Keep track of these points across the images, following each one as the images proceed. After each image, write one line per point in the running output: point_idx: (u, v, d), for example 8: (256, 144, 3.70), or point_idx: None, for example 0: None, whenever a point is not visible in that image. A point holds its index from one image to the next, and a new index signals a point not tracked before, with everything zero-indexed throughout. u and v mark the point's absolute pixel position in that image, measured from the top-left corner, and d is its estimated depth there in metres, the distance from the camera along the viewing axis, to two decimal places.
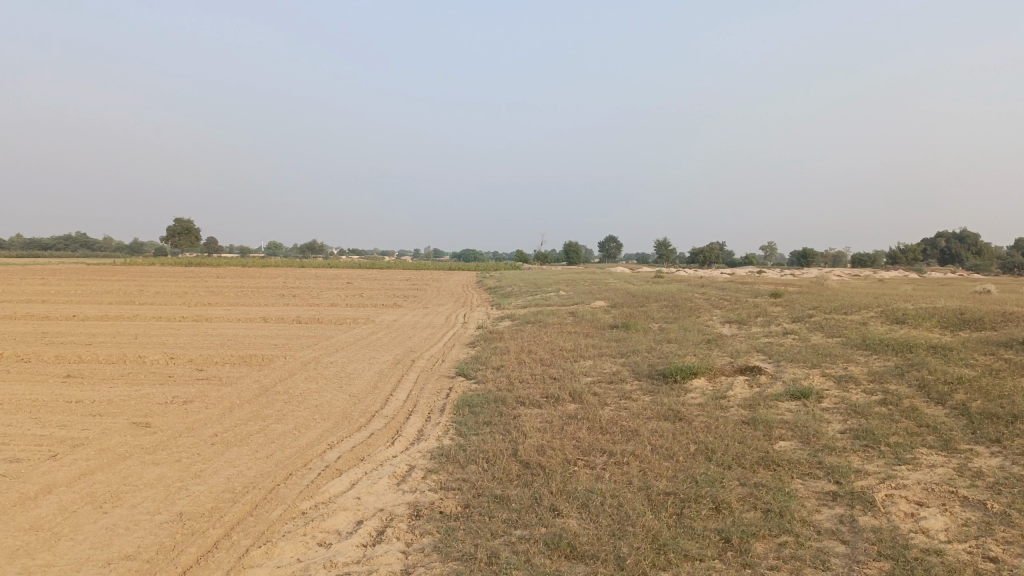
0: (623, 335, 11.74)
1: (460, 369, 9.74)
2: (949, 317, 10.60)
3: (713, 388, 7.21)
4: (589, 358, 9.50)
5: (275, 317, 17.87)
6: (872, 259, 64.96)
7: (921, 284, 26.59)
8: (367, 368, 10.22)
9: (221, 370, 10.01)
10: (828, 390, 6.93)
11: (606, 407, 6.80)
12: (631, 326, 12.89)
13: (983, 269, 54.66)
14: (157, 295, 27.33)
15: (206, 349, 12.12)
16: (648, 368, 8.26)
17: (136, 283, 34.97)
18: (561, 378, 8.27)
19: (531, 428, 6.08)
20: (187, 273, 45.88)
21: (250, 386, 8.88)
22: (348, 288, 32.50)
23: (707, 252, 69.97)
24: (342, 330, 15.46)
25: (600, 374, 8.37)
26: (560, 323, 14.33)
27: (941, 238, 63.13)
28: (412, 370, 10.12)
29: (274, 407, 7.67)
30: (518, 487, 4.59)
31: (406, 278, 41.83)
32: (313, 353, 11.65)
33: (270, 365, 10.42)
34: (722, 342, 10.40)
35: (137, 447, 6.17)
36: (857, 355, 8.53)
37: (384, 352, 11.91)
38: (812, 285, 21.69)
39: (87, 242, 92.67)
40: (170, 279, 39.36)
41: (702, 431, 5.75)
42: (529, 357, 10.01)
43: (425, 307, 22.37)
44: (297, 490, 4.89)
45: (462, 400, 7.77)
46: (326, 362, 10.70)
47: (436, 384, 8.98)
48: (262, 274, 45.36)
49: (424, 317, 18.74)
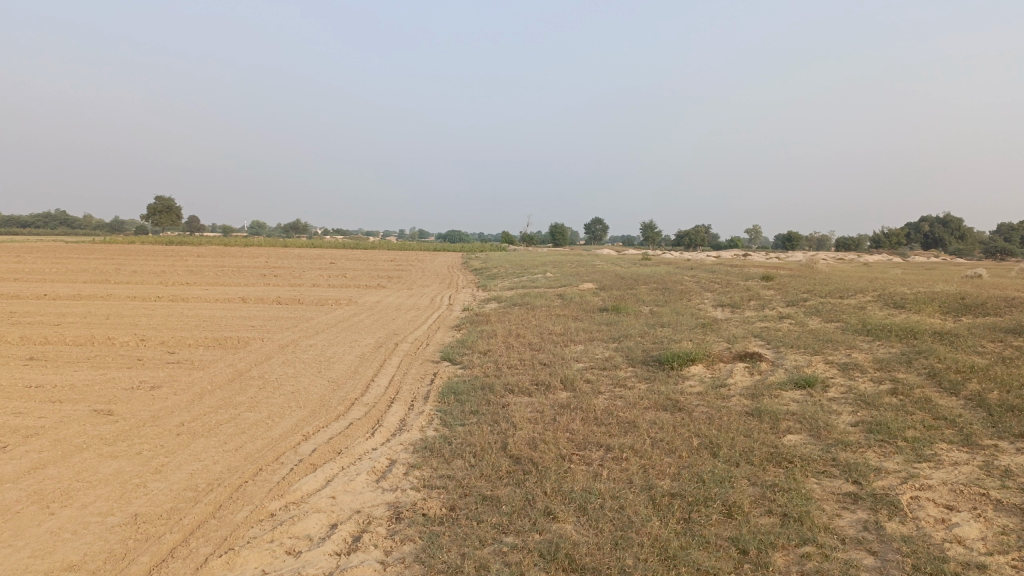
0: (614, 318, 11.37)
1: (445, 353, 9.33)
2: (949, 302, 10.30)
3: (713, 376, 6.83)
4: (580, 343, 9.11)
5: (255, 298, 17.34)
6: (855, 243, 65.13)
7: (906, 269, 26.49)
8: (348, 352, 9.78)
9: (194, 354, 9.53)
10: (833, 379, 6.58)
11: (600, 396, 6.42)
12: (622, 309, 12.50)
13: (966, 254, 54.95)
14: (135, 274, 26.63)
15: (179, 330, 11.61)
16: (642, 354, 7.88)
17: (114, 262, 34.24)
18: (552, 363, 7.87)
19: (521, 419, 5.68)
20: (168, 251, 44.99)
21: (223, 371, 8.42)
22: (332, 268, 31.98)
23: (692, 234, 69.85)
24: (324, 311, 14.98)
25: (592, 359, 7.99)
26: (548, 306, 13.91)
27: (925, 222, 63.30)
28: (394, 355, 9.68)
29: (247, 394, 7.23)
30: (509, 487, 4.19)
31: (390, 258, 41.42)
32: (291, 336, 11.18)
33: (246, 348, 9.95)
34: (717, 326, 10.04)
35: (96, 438, 5.71)
36: (859, 341, 8.19)
37: (366, 335, 11.46)
38: (802, 268, 21.45)
39: (66, 220, 91.12)
40: (150, 258, 38.56)
41: (705, 424, 5.37)
42: (518, 340, 9.61)
43: (410, 288, 21.91)
44: (265, 489, 4.47)
45: (447, 386, 7.36)
46: (305, 345, 10.24)
47: (419, 369, 8.56)
48: (244, 253, 44.56)
49: (407, 299, 18.28)
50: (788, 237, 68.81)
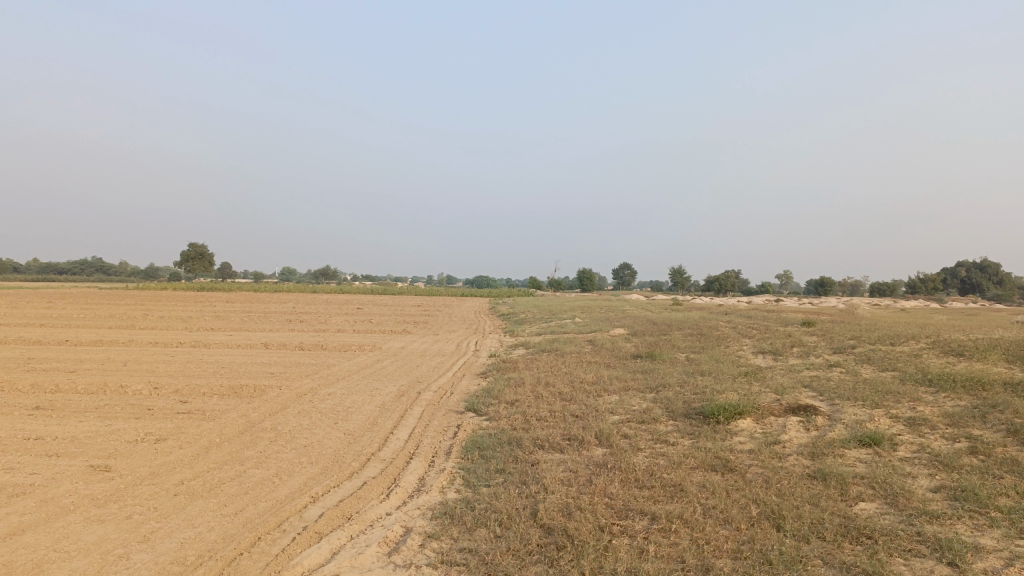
0: (649, 366, 10.73)
1: (470, 403, 8.76)
2: (1013, 350, 9.52)
3: (764, 432, 6.18)
4: (614, 393, 8.49)
5: (277, 344, 16.95)
6: (890, 288, 63.67)
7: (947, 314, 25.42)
8: (368, 401, 9.25)
9: (206, 403, 9.06)
10: (901, 436, 5.90)
11: (639, 453, 5.80)
12: (657, 356, 11.84)
13: (1006, 299, 53.39)
14: (162, 319, 26.51)
15: (196, 378, 11.17)
16: (683, 405, 7.25)
17: (142, 307, 34.36)
18: (585, 416, 7.27)
19: (553, 480, 5.08)
20: (199, 298, 45.17)
21: (234, 422, 7.92)
22: (359, 313, 31.65)
23: (721, 280, 68.84)
24: (346, 357, 14.49)
25: (628, 411, 7.38)
26: (579, 352, 13.30)
27: (962, 268, 61.73)
28: (416, 404, 9.13)
29: (257, 447, 6.72)
30: (540, 566, 3.60)
31: (416, 303, 41.17)
32: (310, 384, 10.68)
33: (262, 397, 9.47)
34: (761, 375, 9.36)
35: (87, 497, 5.22)
36: (922, 393, 7.48)
37: (388, 383, 10.92)
38: (841, 313, 20.60)
39: (101, 267, 92.66)
40: (179, 303, 38.67)
41: (761, 488, 4.74)
42: (547, 390, 9.01)
43: (435, 334, 21.45)
44: (261, 563, 3.91)
45: (471, 440, 6.78)
46: (323, 394, 9.73)
47: (442, 421, 7.99)
48: (274, 298, 44.61)
49: (433, 345, 17.76)
50: (820, 283, 67.54)
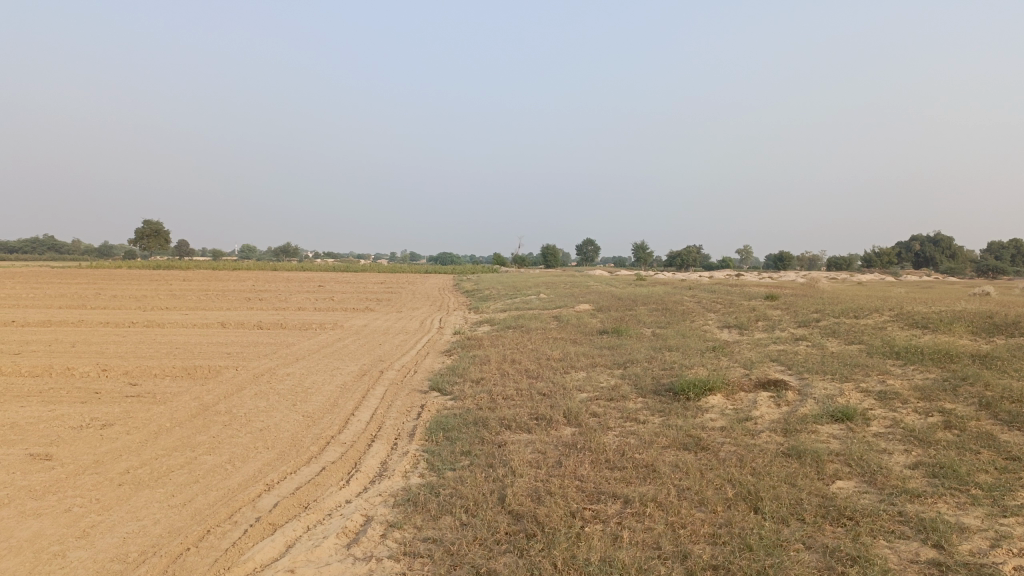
0: (616, 342, 10.58)
1: (433, 382, 8.52)
2: (977, 322, 9.54)
3: (735, 408, 6.05)
4: (582, 370, 8.32)
5: (235, 322, 16.48)
6: (847, 262, 64.73)
7: (903, 287, 25.79)
8: (328, 381, 8.95)
9: (157, 386, 8.68)
10: (873, 410, 5.81)
11: (609, 433, 5.62)
12: (624, 331, 11.70)
13: (958, 272, 54.61)
14: (115, 298, 25.71)
15: (147, 359, 10.74)
16: (652, 382, 7.10)
17: (95, 286, 33.37)
18: (552, 393, 7.08)
19: (521, 462, 4.88)
20: (154, 277, 43.98)
21: (186, 406, 7.58)
22: (321, 291, 31.14)
23: (684, 255, 69.31)
24: (306, 336, 14.12)
25: (596, 388, 7.20)
26: (544, 329, 13.11)
27: (917, 242, 62.97)
28: (378, 384, 8.85)
29: (209, 432, 6.40)
30: (510, 557, 3.39)
31: (379, 280, 40.66)
32: (268, 364, 10.33)
33: (217, 378, 9.12)
34: (729, 349, 9.26)
35: (23, 489, 4.88)
36: (891, 366, 7.42)
37: (349, 362, 10.61)
38: (803, 287, 20.76)
39: (52, 245, 89.90)
40: (134, 282, 37.60)
41: (736, 467, 4.58)
42: (513, 367, 8.80)
43: (399, 311, 21.11)
44: (210, 560, 3.64)
45: (435, 421, 6.54)
46: (282, 375, 9.40)
47: (405, 401, 7.74)
48: (233, 277, 43.66)
49: (396, 322, 17.44)
50: (780, 258, 68.36)
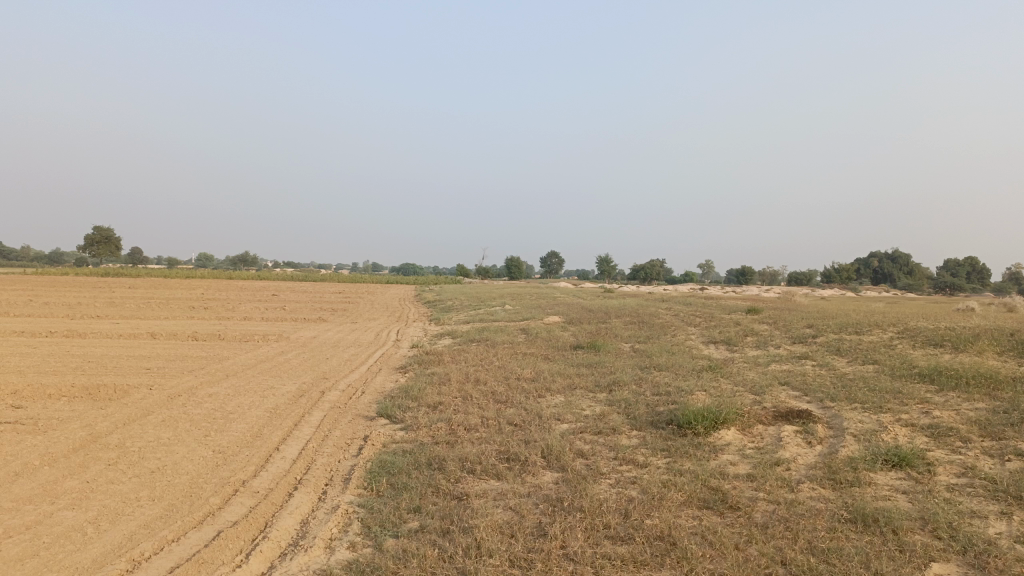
0: (593, 359, 9.32)
1: (382, 406, 7.13)
2: (1000, 340, 8.48)
3: (759, 449, 4.79)
4: (558, 393, 7.02)
5: (168, 333, 14.81)
6: (808, 278, 64.66)
7: (870, 302, 24.99)
8: (257, 404, 7.53)
9: (44, 409, 7.14)
10: (933, 453, 4.60)
11: (604, 481, 4.32)
12: (601, 347, 10.43)
13: (917, 289, 54.63)
14: (44, 305, 23.67)
15: (47, 376, 9.13)
16: (646, 411, 5.83)
17: (30, 292, 31.34)
18: (526, 424, 5.76)
19: (490, 530, 3.55)
20: (100, 283, 41.63)
21: (68, 437, 6.09)
22: (274, 300, 29.50)
23: (648, 270, 68.66)
24: (245, 349, 12.59)
25: (579, 418, 5.90)
26: (512, 343, 11.76)
27: (876, 258, 63.14)
28: (316, 409, 7.43)
29: (84, 476, 4.95)
30: None
31: (335, 290, 39.02)
32: (189, 383, 8.82)
33: (124, 400, 7.63)
34: (725, 369, 8.04)
35: None
36: (926, 393, 6.26)
37: (287, 381, 9.14)
38: (780, 301, 19.72)
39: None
40: (75, 289, 35.21)
41: (789, 542, 3.31)
42: (477, 388, 7.47)
43: (353, 322, 19.62)
44: None
45: (379, 461, 5.17)
46: (202, 396, 7.92)
47: (345, 431, 6.36)
48: (184, 285, 41.48)
49: (349, 335, 15.95)
50: (742, 272, 68.13)
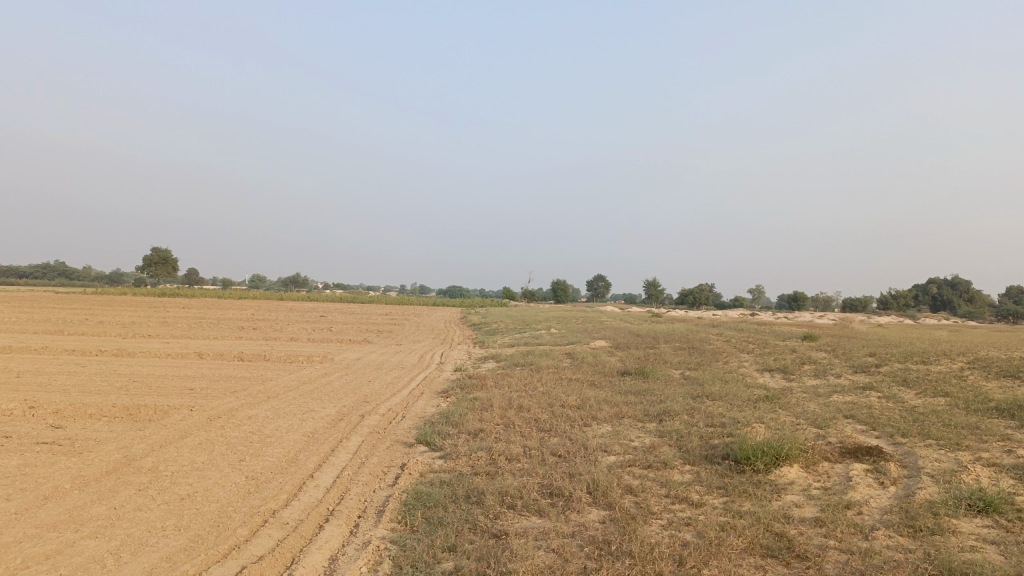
0: (642, 386, 8.95)
1: (422, 432, 6.89)
2: None
3: (825, 490, 4.40)
4: (605, 422, 6.68)
5: (214, 353, 14.86)
6: (863, 304, 62.81)
7: (930, 329, 23.96)
8: (295, 428, 7.35)
9: (83, 430, 7.07)
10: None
11: (655, 522, 3.98)
12: (649, 374, 10.04)
13: (978, 316, 52.59)
14: (99, 324, 24.16)
15: (91, 395, 9.13)
16: (700, 444, 5.46)
17: (86, 312, 32.11)
18: (571, 455, 5.45)
19: None
20: (154, 303, 42.57)
21: (103, 460, 5.97)
22: (321, 321, 29.67)
23: (696, 294, 67.59)
24: (288, 371, 12.51)
25: (628, 449, 5.56)
26: (557, 368, 11.44)
27: (935, 284, 61.08)
28: (354, 434, 7.21)
29: (112, 502, 4.80)
30: None
31: (382, 312, 39.19)
32: (229, 404, 8.71)
33: (162, 422, 7.53)
34: (783, 399, 7.60)
35: None
36: (1007, 429, 5.76)
37: (327, 404, 8.97)
38: (836, 327, 19.01)
39: (60, 270, 88.89)
40: (130, 309, 36.00)
41: None
42: (521, 415, 7.18)
43: (398, 344, 19.49)
44: None
45: (415, 492, 4.92)
46: (240, 418, 7.79)
47: (383, 458, 6.13)
48: (234, 305, 42.12)
49: (393, 357, 15.82)
50: (794, 298, 66.60)
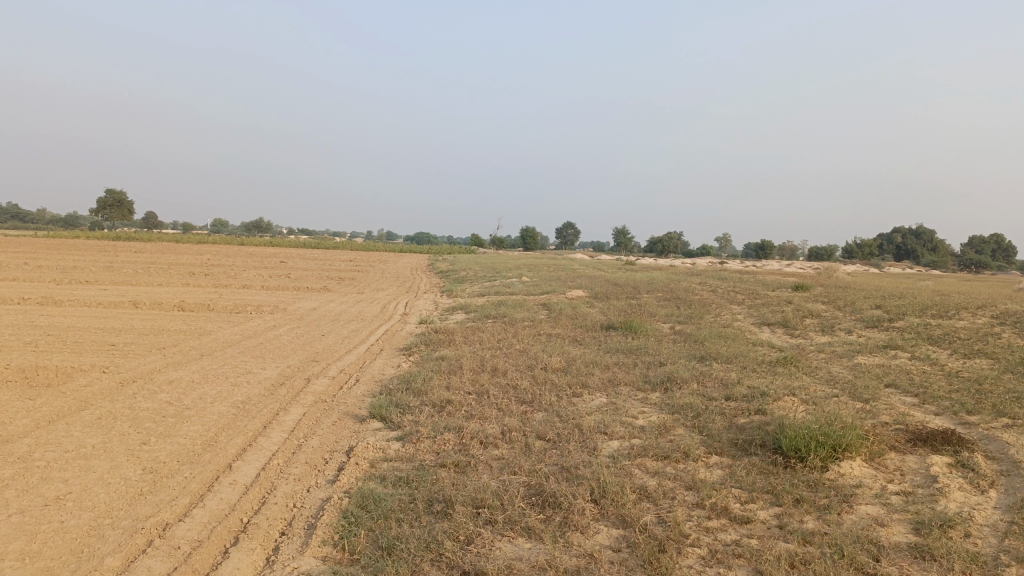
0: (633, 343, 7.82)
1: (377, 403, 5.66)
2: None
3: (910, 500, 3.29)
4: (598, 393, 5.51)
5: (152, 303, 13.38)
6: (830, 254, 62.61)
7: (903, 278, 23.28)
8: (225, 397, 6.08)
9: None
10: None
11: (694, 555, 2.83)
12: (638, 328, 8.93)
13: (941, 267, 52.70)
14: (35, 269, 22.30)
15: None
16: (724, 426, 4.33)
17: (26, 255, 30.09)
18: (563, 441, 4.28)
19: None
20: (103, 246, 40.43)
21: None
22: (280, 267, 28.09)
23: (665, 242, 66.92)
24: (233, 323, 11.15)
25: (634, 431, 4.41)
26: (533, 321, 10.29)
27: (899, 234, 61.09)
28: (295, 404, 5.97)
29: None
30: None
31: (345, 258, 37.75)
32: (151, 366, 7.37)
33: (62, 389, 6.20)
34: (799, 361, 6.53)
35: None
36: None
37: (268, 364, 7.69)
38: (821, 277, 18.13)
39: (10, 212, 84.89)
40: (76, 252, 33.83)
41: None
42: (496, 381, 5.99)
43: (359, 293, 18.19)
44: None
45: (362, 494, 3.71)
46: (159, 384, 6.48)
47: (327, 438, 4.91)
48: (188, 250, 40.16)
49: (352, 307, 14.51)
50: (762, 247, 66.33)
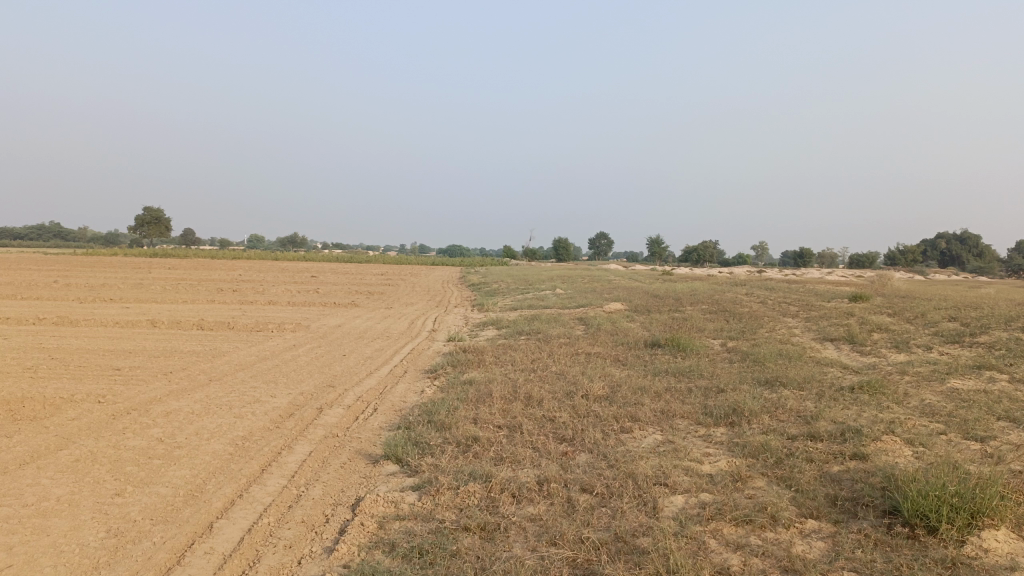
0: (685, 364, 6.96)
1: (393, 440, 4.88)
2: None
3: None
4: (650, 428, 4.68)
5: (171, 321, 12.82)
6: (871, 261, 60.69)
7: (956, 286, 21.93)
8: (222, 433, 5.35)
9: None
10: None
11: None
12: (687, 347, 8.05)
13: (989, 272, 50.69)
14: (64, 287, 22.05)
15: None
16: (815, 476, 3.48)
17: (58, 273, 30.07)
18: (615, 496, 3.46)
19: None
20: (137, 263, 40.58)
21: None
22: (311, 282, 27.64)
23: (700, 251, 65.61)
24: (251, 343, 10.52)
25: (703, 482, 3.57)
26: (570, 338, 9.46)
27: (944, 239, 59.04)
28: (302, 440, 5.23)
29: None
30: None
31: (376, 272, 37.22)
32: (151, 394, 6.70)
33: (44, 423, 5.53)
34: (882, 385, 5.61)
35: None
36: None
37: (279, 391, 6.98)
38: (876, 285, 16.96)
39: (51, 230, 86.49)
40: (110, 270, 33.65)
41: None
42: (531, 413, 5.18)
43: (387, 308, 17.52)
44: None
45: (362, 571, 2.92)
46: (154, 417, 5.79)
47: (332, 487, 4.15)
48: (220, 266, 40.07)
49: (378, 323, 13.81)
50: (801, 255, 64.62)
